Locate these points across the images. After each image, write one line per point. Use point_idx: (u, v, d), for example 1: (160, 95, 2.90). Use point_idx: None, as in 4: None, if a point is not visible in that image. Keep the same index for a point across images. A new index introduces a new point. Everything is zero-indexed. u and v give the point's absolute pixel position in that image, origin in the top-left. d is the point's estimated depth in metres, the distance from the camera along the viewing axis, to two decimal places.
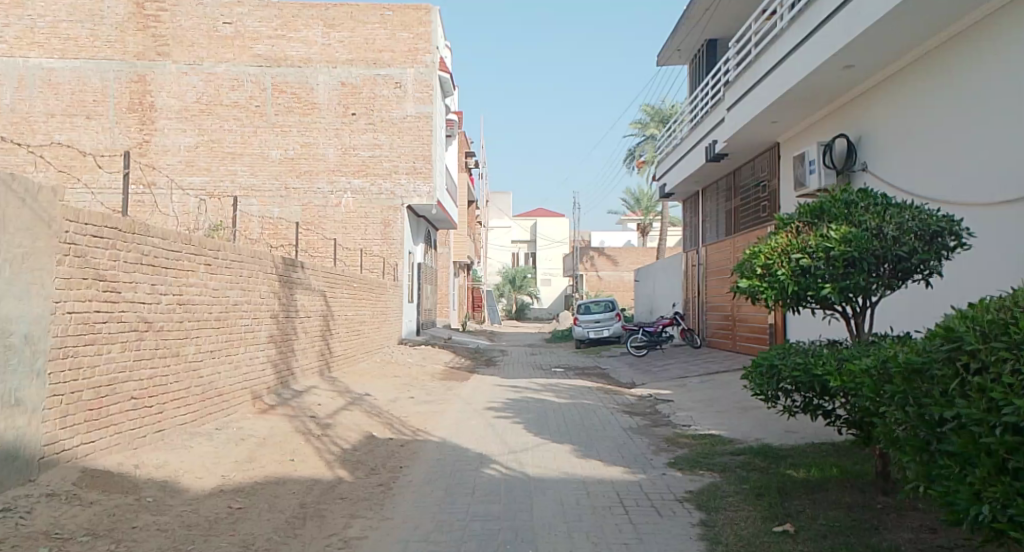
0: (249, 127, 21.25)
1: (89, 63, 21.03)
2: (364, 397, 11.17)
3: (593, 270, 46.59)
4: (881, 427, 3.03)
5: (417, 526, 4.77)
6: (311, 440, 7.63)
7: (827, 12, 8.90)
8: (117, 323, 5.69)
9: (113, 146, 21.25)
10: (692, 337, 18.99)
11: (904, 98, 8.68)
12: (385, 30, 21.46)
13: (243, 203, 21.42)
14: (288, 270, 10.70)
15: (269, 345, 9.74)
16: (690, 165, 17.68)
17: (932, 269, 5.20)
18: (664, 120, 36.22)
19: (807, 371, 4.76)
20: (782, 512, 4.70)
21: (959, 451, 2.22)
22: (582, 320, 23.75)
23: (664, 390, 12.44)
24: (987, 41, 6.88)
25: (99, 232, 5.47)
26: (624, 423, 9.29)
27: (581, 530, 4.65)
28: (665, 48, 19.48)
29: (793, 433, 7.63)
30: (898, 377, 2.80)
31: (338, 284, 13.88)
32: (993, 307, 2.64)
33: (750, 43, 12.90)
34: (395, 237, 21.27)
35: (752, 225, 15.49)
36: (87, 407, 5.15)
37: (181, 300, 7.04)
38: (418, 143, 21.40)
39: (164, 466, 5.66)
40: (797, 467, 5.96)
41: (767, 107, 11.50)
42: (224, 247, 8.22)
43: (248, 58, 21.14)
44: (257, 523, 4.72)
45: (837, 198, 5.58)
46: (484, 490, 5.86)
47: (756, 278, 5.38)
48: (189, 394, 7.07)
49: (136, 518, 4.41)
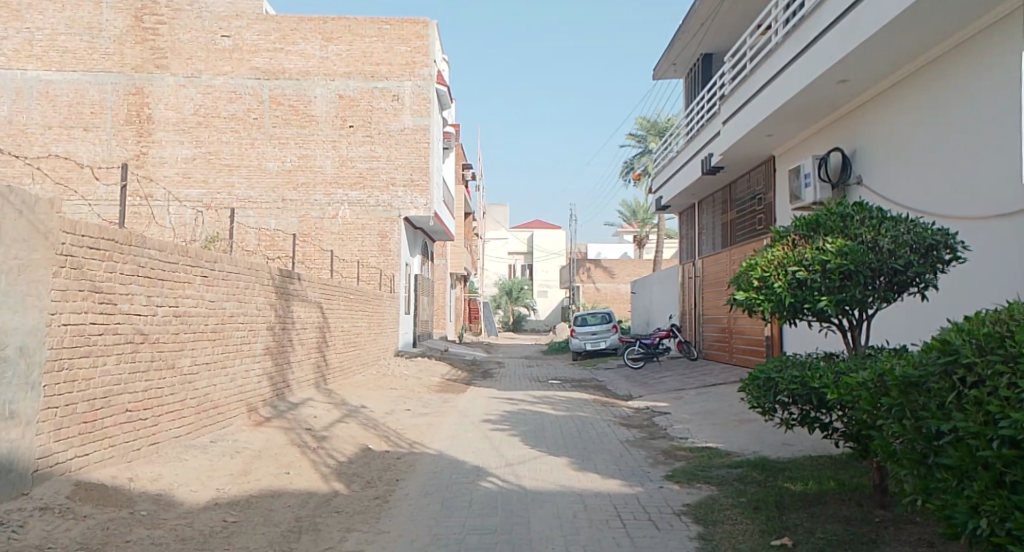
0: (247, 139, 21.30)
1: (87, 76, 21.12)
2: (360, 409, 11.13)
3: (591, 281, 46.64)
4: (878, 440, 3.02)
5: (414, 540, 4.73)
6: (307, 453, 7.58)
7: (823, 26, 8.96)
8: (113, 335, 5.68)
9: (110, 158, 21.28)
10: (688, 348, 18.94)
11: (901, 110, 8.70)
12: (382, 43, 21.59)
13: (240, 215, 21.46)
14: (285, 282, 10.68)
15: (265, 357, 9.69)
16: (687, 178, 17.75)
17: (928, 282, 5.24)
18: (661, 132, 36.46)
19: (804, 385, 4.76)
20: (780, 526, 4.68)
21: (957, 464, 2.22)
22: (579, 332, 23.77)
23: (660, 403, 12.41)
24: (983, 56, 6.94)
25: (96, 244, 5.47)
26: (622, 436, 9.27)
27: (578, 544, 4.62)
28: (662, 62, 19.65)
29: (790, 446, 7.61)
30: (894, 389, 2.80)
31: (335, 295, 13.86)
32: (989, 320, 2.66)
33: (745, 57, 13.01)
34: (391, 249, 21.32)
35: (748, 237, 15.54)
36: (82, 419, 5.12)
37: (176, 312, 7.01)
38: (416, 155, 21.46)
39: (158, 479, 5.61)
40: (794, 480, 5.95)
41: (763, 121, 11.60)
42: (221, 259, 8.20)
43: (246, 71, 21.23)
44: (252, 537, 4.68)
45: (833, 210, 5.61)
46: (482, 504, 5.83)
47: (753, 291, 5.37)
48: (185, 407, 7.03)
49: (129, 532, 4.37)
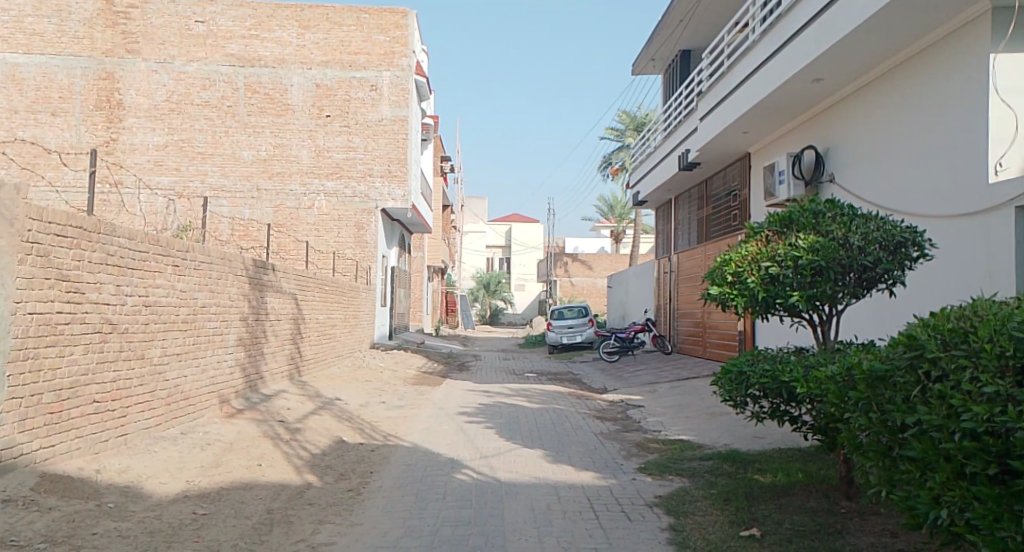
0: (221, 128, 20.95)
1: (55, 59, 20.58)
2: (335, 401, 11.07)
3: (567, 276, 46.97)
4: (845, 432, 3.09)
5: (386, 532, 4.73)
6: (280, 445, 7.53)
7: (800, 23, 9.07)
8: (80, 325, 5.57)
9: (78, 144, 20.81)
10: (663, 343, 19.22)
11: (870, 110, 8.95)
12: (361, 33, 21.34)
13: (213, 203, 21.14)
14: (258, 272, 10.52)
15: (237, 349, 9.53)
16: (664, 173, 17.84)
17: (896, 279, 5.35)
18: (640, 127, 36.68)
19: (775, 378, 4.85)
20: (749, 517, 4.77)
21: (920, 456, 2.27)
22: (555, 326, 23.85)
23: (635, 395, 12.54)
24: (951, 57, 7.12)
25: (63, 231, 5.34)
26: (595, 428, 9.33)
27: (552, 535, 4.67)
28: (641, 57, 19.71)
29: (760, 438, 7.74)
30: (862, 383, 2.87)
31: (310, 286, 13.73)
32: (954, 316, 2.72)
33: (722, 54, 13.09)
34: (368, 240, 21.18)
35: (723, 233, 15.73)
36: (47, 410, 5.01)
37: (146, 301, 6.88)
38: (394, 146, 21.30)
39: (127, 471, 5.53)
40: (763, 472, 6.05)
41: (737, 118, 11.75)
42: (193, 248, 8.08)
43: (220, 57, 20.84)
44: (223, 529, 4.63)
45: (806, 207, 5.67)
46: (456, 495, 5.85)
47: (727, 286, 5.47)
48: (154, 398, 6.93)
49: (96, 524, 4.31)
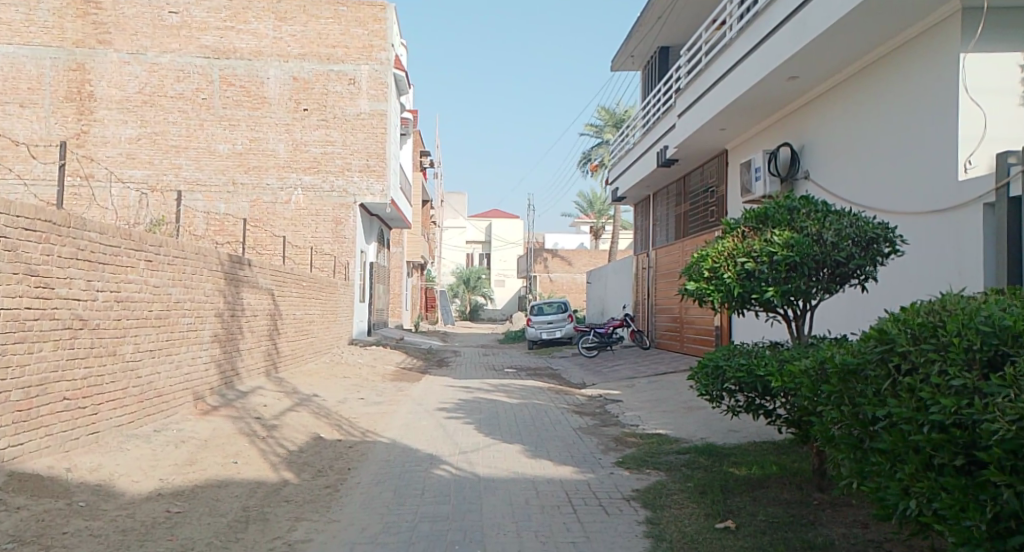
0: (195, 121, 20.61)
1: (23, 49, 20.10)
2: (312, 397, 10.99)
3: (547, 271, 47.10)
4: (818, 425, 3.14)
5: (363, 528, 4.72)
6: (257, 442, 7.46)
7: (776, 21, 9.18)
8: (49, 321, 5.46)
9: (48, 136, 20.35)
10: (641, 338, 19.39)
11: (843, 109, 9.10)
12: (339, 26, 21.11)
13: (188, 198, 20.81)
14: (233, 268, 10.39)
15: (212, 345, 9.41)
16: (642, 169, 17.94)
17: (868, 274, 5.45)
18: (619, 124, 36.86)
19: (750, 372, 4.91)
20: (724, 509, 4.83)
21: (890, 447, 2.32)
22: (535, 321, 23.90)
23: (613, 390, 12.63)
24: (922, 57, 7.27)
25: (31, 225, 5.23)
26: (573, 423, 9.38)
27: (530, 529, 4.68)
28: (620, 54, 19.78)
29: (735, 432, 7.83)
30: (834, 377, 2.92)
31: (287, 282, 13.59)
32: (923, 311, 2.77)
33: (700, 51, 13.19)
34: (346, 236, 21.02)
35: (700, 230, 15.88)
36: (16, 408, 4.91)
37: (119, 296, 6.76)
38: (372, 140, 21.14)
39: (99, 469, 5.44)
40: (738, 465, 6.13)
41: (714, 115, 11.87)
42: (167, 243, 7.95)
43: (195, 49, 20.50)
44: (197, 528, 4.58)
45: (781, 203, 5.73)
46: (434, 491, 5.84)
47: (704, 281, 5.52)
48: (127, 395, 6.81)
49: (66, 524, 4.23)
